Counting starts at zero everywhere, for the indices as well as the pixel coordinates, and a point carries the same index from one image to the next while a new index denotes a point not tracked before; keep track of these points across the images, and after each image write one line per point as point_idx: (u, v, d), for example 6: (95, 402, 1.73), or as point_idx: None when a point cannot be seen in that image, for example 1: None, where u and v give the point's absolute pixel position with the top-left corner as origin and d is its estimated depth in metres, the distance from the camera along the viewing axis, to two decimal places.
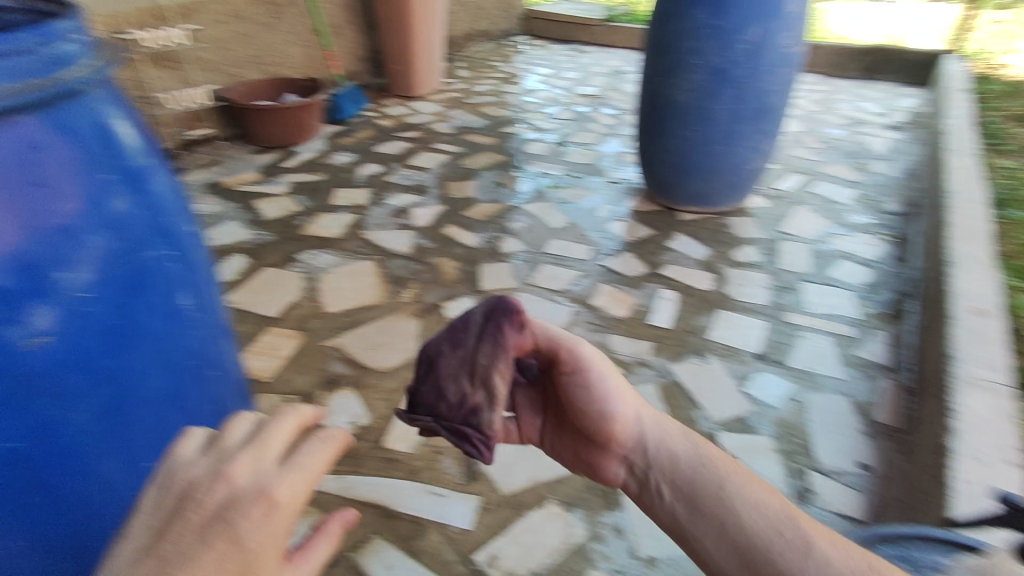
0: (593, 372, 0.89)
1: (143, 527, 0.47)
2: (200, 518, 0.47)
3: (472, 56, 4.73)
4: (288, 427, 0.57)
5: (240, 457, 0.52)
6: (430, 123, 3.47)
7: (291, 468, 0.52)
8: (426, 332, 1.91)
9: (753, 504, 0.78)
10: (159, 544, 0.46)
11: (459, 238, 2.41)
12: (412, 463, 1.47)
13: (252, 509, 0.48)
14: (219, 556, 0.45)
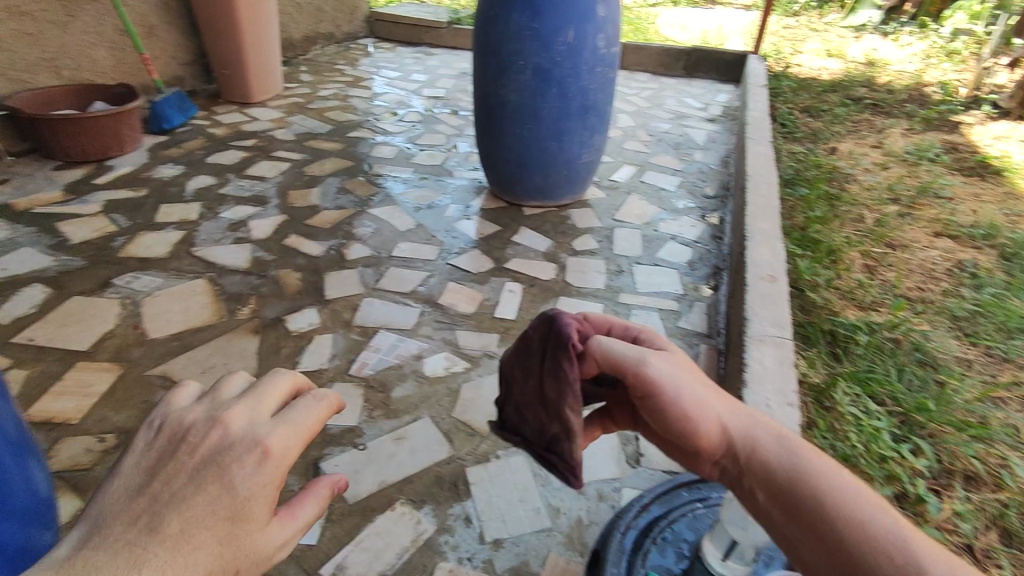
0: (657, 386, 0.77)
1: (137, 467, 0.51)
2: (193, 462, 0.51)
3: (314, 59, 4.56)
4: (284, 386, 0.60)
5: (233, 410, 0.55)
6: (269, 130, 3.30)
7: (282, 421, 0.55)
8: (267, 349, 1.84)
9: (866, 532, 0.64)
10: (152, 483, 0.49)
11: (302, 248, 2.33)
12: None
13: (243, 459, 0.52)
14: (212, 496, 0.49)
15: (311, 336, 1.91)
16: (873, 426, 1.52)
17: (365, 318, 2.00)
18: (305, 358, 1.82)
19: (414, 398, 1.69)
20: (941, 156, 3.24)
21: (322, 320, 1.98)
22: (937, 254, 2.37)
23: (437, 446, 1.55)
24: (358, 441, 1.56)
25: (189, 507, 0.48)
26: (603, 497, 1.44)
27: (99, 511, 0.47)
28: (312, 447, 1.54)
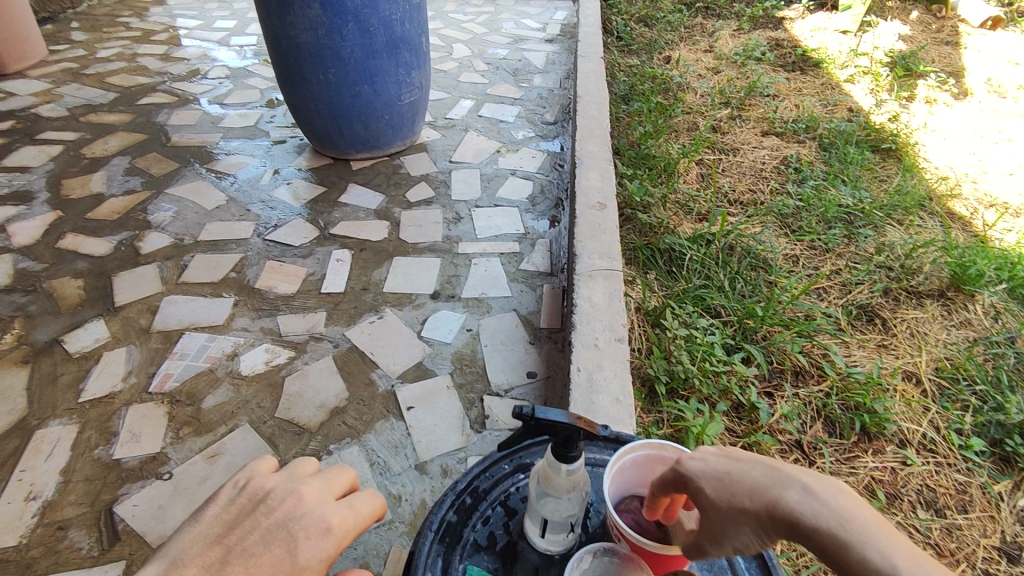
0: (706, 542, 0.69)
1: (216, 519, 0.61)
2: (266, 524, 0.61)
3: (89, 12, 3.82)
4: (342, 481, 0.72)
5: (306, 487, 0.67)
6: (32, 107, 2.73)
7: (345, 507, 0.68)
8: (40, 381, 1.53)
9: None
10: (228, 535, 0.59)
11: (82, 248, 1.96)
12: (25, 558, 1.18)
13: (308, 536, 0.62)
14: (276, 560, 0.59)
15: (98, 354, 1.60)
16: (706, 342, 1.51)
17: (167, 320, 1.71)
18: (91, 382, 1.53)
19: (230, 406, 1.48)
20: (766, 54, 3.31)
21: (111, 331, 1.67)
22: (765, 153, 2.42)
23: (258, 455, 1.36)
24: (162, 471, 1.33)
25: (265, 564, 0.58)
26: (447, 472, 1.33)
27: (176, 552, 0.57)
28: (104, 489, 1.30)
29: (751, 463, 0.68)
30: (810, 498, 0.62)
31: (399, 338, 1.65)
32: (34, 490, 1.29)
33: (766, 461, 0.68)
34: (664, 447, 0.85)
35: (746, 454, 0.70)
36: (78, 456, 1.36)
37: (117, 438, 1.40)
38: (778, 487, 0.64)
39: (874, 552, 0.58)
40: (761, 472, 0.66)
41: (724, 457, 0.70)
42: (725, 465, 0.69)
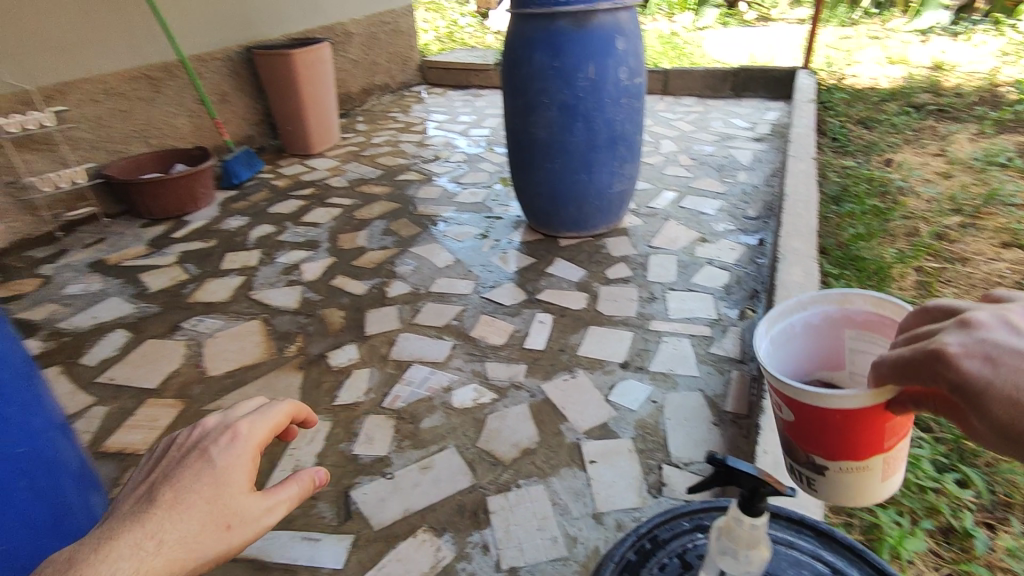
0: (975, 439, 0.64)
1: (146, 468, 0.73)
2: (182, 453, 0.73)
3: (371, 109, 4.86)
4: (244, 410, 0.82)
5: (210, 421, 0.78)
6: (326, 179, 3.56)
7: (250, 418, 0.78)
8: (310, 383, 1.97)
9: None
10: (155, 473, 0.71)
11: (347, 287, 2.48)
12: (288, 514, 1.52)
13: (222, 440, 0.74)
14: (197, 470, 0.70)
15: (351, 370, 2.02)
16: (912, 454, 1.44)
17: (402, 352, 2.09)
18: (344, 391, 1.93)
19: (443, 429, 1.75)
20: (1014, 160, 3.00)
21: (360, 354, 2.09)
22: (1004, 266, 2.19)
23: (461, 476, 1.59)
24: (387, 471, 1.63)
25: (189, 473, 0.70)
26: (621, 527, 1.42)
27: (119, 501, 0.68)
28: (345, 475, 1.62)
29: None
30: None
31: (588, 398, 1.81)
32: (298, 465, 1.67)
33: None
34: (849, 301, 0.89)
35: None
36: (330, 446, 1.72)
37: (357, 437, 1.75)
38: None
39: None
40: None
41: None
42: None
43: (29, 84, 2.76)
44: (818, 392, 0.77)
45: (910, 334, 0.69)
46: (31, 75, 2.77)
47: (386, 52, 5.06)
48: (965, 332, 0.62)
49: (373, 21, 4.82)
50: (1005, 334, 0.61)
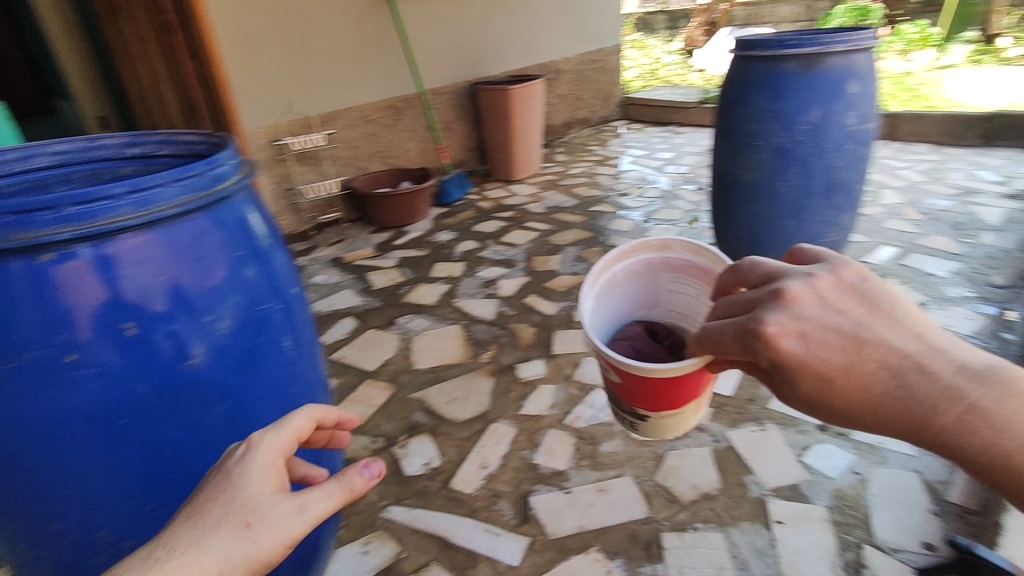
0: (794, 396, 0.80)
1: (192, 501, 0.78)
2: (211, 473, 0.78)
3: (570, 141, 5.11)
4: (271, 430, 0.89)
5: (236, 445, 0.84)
6: (525, 204, 3.81)
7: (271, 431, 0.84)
8: (499, 390, 2.12)
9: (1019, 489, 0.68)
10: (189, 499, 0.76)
11: (538, 306, 2.62)
12: (473, 504, 1.66)
13: (236, 452, 0.78)
14: (217, 482, 0.74)
15: (536, 384, 2.14)
16: None
17: (586, 375, 2.16)
18: (529, 403, 2.05)
19: (621, 456, 1.78)
20: None
21: (548, 371, 2.20)
22: None
23: (638, 506, 1.60)
24: (564, 485, 1.70)
25: (211, 489, 0.73)
26: None
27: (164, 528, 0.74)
28: (525, 481, 1.72)
29: (868, 343, 0.74)
30: (920, 388, 0.72)
31: (778, 454, 1.72)
32: (485, 462, 1.81)
33: (877, 338, 0.74)
34: (670, 250, 1.37)
35: (850, 323, 0.75)
36: (514, 451, 1.84)
37: (539, 447, 1.84)
38: (892, 374, 0.73)
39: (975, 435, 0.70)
40: (873, 356, 0.74)
41: (828, 333, 0.75)
42: (837, 341, 0.74)
43: (311, 110, 3.41)
44: (650, 366, 1.17)
45: (737, 305, 0.85)
46: (314, 104, 3.42)
47: (591, 89, 5.30)
48: (771, 309, 0.78)
49: (583, 60, 5.09)
50: (816, 305, 0.77)
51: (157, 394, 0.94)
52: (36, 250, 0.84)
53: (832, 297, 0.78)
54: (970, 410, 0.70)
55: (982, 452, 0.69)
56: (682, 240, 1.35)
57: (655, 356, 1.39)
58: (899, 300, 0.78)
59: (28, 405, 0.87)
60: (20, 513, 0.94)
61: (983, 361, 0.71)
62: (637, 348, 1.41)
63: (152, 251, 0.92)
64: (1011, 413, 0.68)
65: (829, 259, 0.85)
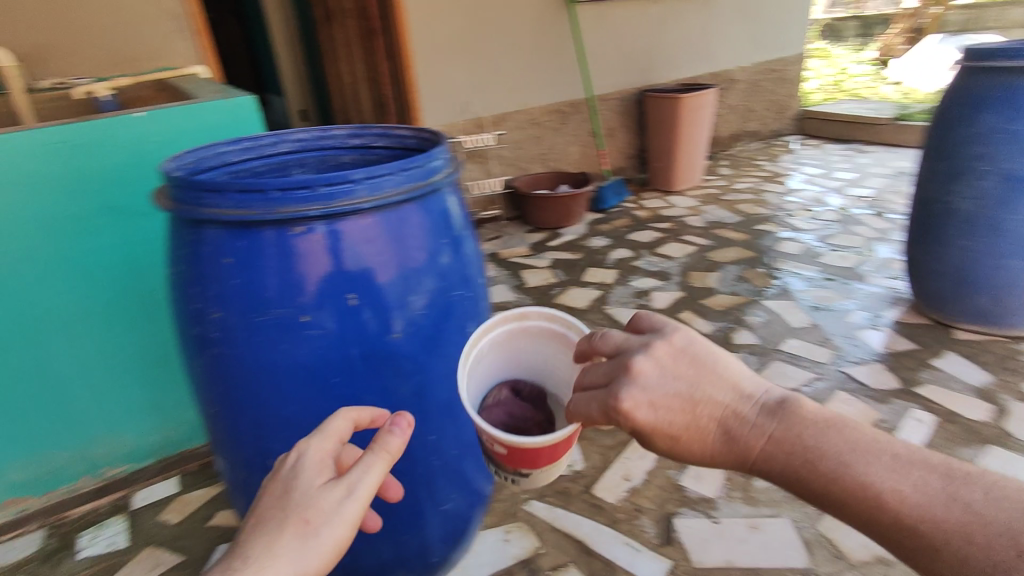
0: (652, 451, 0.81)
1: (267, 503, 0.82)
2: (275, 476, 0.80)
3: (737, 154, 4.85)
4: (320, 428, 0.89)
5: None
6: (684, 216, 3.66)
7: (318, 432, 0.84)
8: None
9: (854, 511, 0.73)
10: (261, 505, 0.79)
11: (693, 323, 2.49)
12: (615, 514, 1.63)
13: (289, 458, 0.79)
14: (277, 488, 0.76)
15: None
16: None
17: None
18: None
19: (778, 495, 1.65)
20: None
21: None
22: None
23: (796, 553, 1.48)
24: (712, 513, 1.62)
25: (271, 496, 0.76)
26: None
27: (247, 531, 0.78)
28: (670, 502, 1.66)
29: (708, 395, 0.78)
30: (761, 430, 0.77)
31: None
32: (628, 474, 1.77)
33: (713, 391, 0.78)
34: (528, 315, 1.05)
35: (687, 375, 0.78)
36: (659, 468, 1.78)
37: (686, 469, 1.76)
38: (729, 420, 0.77)
39: (816, 465, 0.74)
40: (716, 409, 0.78)
41: (672, 398, 0.77)
42: (680, 406, 0.77)
43: (485, 112, 3.59)
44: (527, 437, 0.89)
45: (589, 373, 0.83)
46: (488, 106, 3.60)
47: (765, 100, 4.98)
48: (621, 385, 0.77)
49: (761, 69, 4.80)
50: (653, 370, 0.78)
51: (364, 360, 1.04)
52: (290, 223, 0.97)
53: (673, 365, 0.79)
54: (773, 441, 0.76)
55: (794, 479, 0.76)
56: (539, 307, 1.04)
57: (534, 430, 1.02)
58: (720, 356, 0.82)
59: (268, 355, 1.01)
60: (245, 444, 1.10)
61: (778, 395, 0.79)
62: (510, 417, 1.04)
63: (374, 231, 1.03)
64: (804, 437, 0.76)
65: (660, 326, 0.84)
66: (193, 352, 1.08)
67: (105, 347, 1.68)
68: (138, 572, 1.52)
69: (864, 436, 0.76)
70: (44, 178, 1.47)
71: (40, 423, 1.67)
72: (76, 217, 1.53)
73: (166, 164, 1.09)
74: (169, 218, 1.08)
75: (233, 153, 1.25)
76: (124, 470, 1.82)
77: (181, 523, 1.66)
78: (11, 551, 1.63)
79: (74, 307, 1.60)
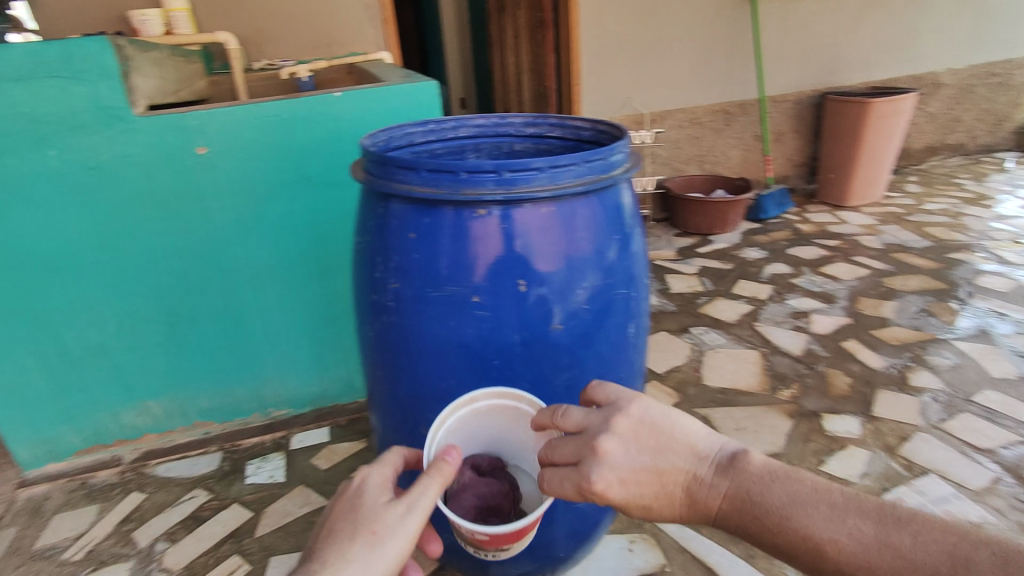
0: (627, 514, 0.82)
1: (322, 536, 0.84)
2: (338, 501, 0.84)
3: (928, 170, 4.26)
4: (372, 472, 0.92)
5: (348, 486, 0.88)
6: (858, 235, 3.29)
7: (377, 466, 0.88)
8: (798, 434, 1.86)
9: (806, 562, 0.73)
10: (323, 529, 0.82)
11: (860, 355, 2.22)
12: (751, 548, 1.51)
13: (356, 476, 0.83)
14: (347, 503, 0.80)
15: (845, 443, 1.81)
16: None
17: (916, 453, 1.75)
18: (834, 461, 1.75)
19: None
20: None
21: (862, 433, 1.85)
22: None
23: None
24: None
25: (339, 510, 0.79)
26: None
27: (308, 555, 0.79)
28: None
29: (668, 464, 0.77)
30: (716, 493, 0.76)
31: None
32: None
33: (673, 459, 0.77)
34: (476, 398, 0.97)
35: (653, 447, 0.77)
36: None
37: None
38: (688, 485, 0.77)
39: (767, 524, 0.74)
40: (675, 474, 0.77)
41: (639, 474, 0.76)
42: (646, 478, 0.76)
43: (644, 108, 3.49)
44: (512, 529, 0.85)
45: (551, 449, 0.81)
46: (648, 103, 3.50)
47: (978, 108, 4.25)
48: (589, 465, 0.76)
49: (975, 73, 4.13)
50: (619, 448, 0.76)
51: (524, 347, 1.06)
52: (472, 205, 1.00)
53: (635, 439, 0.77)
54: (727, 500, 0.75)
55: (748, 532, 0.75)
56: (486, 389, 0.97)
57: (507, 505, 0.98)
58: (676, 419, 0.79)
59: (435, 330, 1.06)
60: (403, 409, 1.17)
61: (731, 449, 0.78)
62: (483, 502, 0.98)
63: (549, 220, 1.03)
64: (756, 493, 0.74)
65: (615, 397, 0.81)
66: (367, 317, 1.16)
67: (285, 301, 1.87)
68: (291, 507, 1.68)
69: (814, 487, 0.74)
70: (256, 146, 1.66)
71: (228, 361, 1.91)
72: (276, 182, 1.72)
73: (364, 139, 1.17)
74: (360, 190, 1.16)
75: (418, 134, 1.31)
76: (287, 412, 2.03)
77: (329, 469, 1.81)
78: (196, 466, 1.87)
79: (266, 262, 1.81)
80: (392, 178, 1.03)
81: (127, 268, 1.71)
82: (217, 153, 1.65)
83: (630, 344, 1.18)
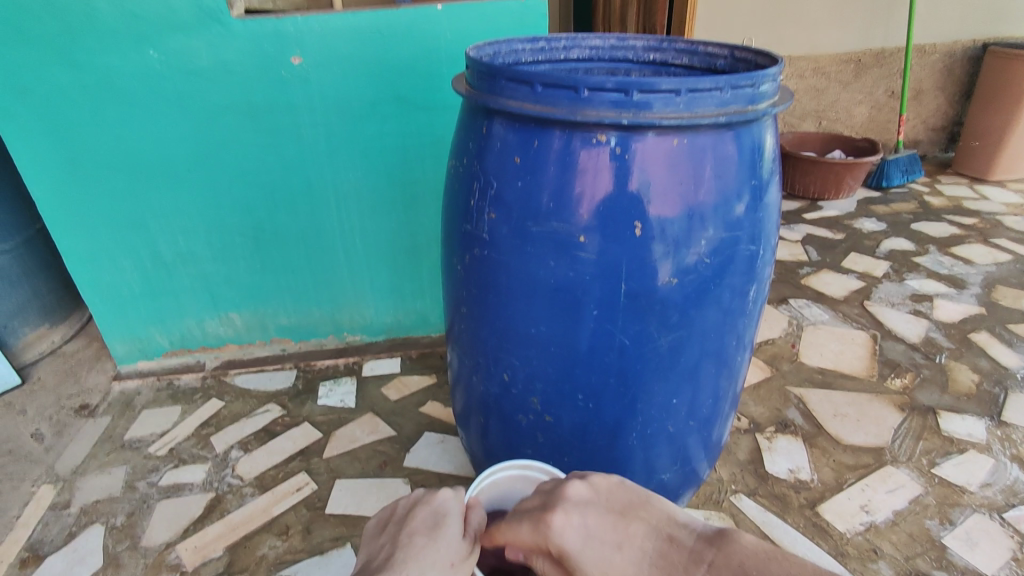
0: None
1: (375, 539, 0.86)
2: (408, 510, 0.87)
3: None
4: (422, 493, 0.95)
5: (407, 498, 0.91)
6: (999, 214, 2.88)
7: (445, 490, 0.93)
8: (907, 430, 1.67)
9: None
10: (391, 535, 0.84)
11: (991, 351, 1.95)
12: (842, 546, 1.36)
13: (442, 494, 0.88)
14: (430, 520, 0.85)
15: (965, 447, 1.61)
16: None
17: None
18: (949, 464, 1.56)
19: None
20: None
21: (987, 438, 1.64)
22: None
23: None
24: None
25: (422, 526, 0.84)
26: None
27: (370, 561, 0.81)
28: (922, 557, 1.33)
29: (632, 516, 0.81)
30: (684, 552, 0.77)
31: None
32: (869, 506, 1.45)
33: (640, 513, 0.82)
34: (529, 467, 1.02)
35: (619, 500, 0.83)
36: (913, 513, 1.44)
37: (953, 526, 1.40)
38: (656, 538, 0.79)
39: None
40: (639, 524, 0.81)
41: (604, 517, 0.81)
42: (609, 521, 0.81)
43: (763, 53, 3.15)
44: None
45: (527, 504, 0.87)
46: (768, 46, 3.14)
47: None
48: (555, 503, 0.83)
49: None
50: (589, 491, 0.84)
51: (628, 299, 0.94)
52: (590, 130, 0.86)
53: (607, 494, 0.85)
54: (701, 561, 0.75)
55: None
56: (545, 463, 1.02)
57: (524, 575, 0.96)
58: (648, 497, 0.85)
59: (531, 269, 0.95)
60: (486, 350, 1.09)
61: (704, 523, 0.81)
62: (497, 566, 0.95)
63: (677, 155, 0.88)
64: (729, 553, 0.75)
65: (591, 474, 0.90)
66: (456, 248, 1.06)
67: (367, 227, 1.83)
68: (358, 433, 1.68)
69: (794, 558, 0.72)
70: (351, 59, 1.57)
71: (308, 280, 1.90)
72: (368, 100, 1.63)
73: (472, 49, 1.04)
74: (462, 107, 1.04)
75: (527, 52, 1.16)
76: (360, 338, 2.03)
77: (398, 401, 1.79)
78: (272, 381, 1.90)
79: (352, 183, 1.75)
80: (501, 93, 0.90)
81: (216, 179, 1.70)
82: (311, 65, 1.58)
83: (745, 310, 1.04)
